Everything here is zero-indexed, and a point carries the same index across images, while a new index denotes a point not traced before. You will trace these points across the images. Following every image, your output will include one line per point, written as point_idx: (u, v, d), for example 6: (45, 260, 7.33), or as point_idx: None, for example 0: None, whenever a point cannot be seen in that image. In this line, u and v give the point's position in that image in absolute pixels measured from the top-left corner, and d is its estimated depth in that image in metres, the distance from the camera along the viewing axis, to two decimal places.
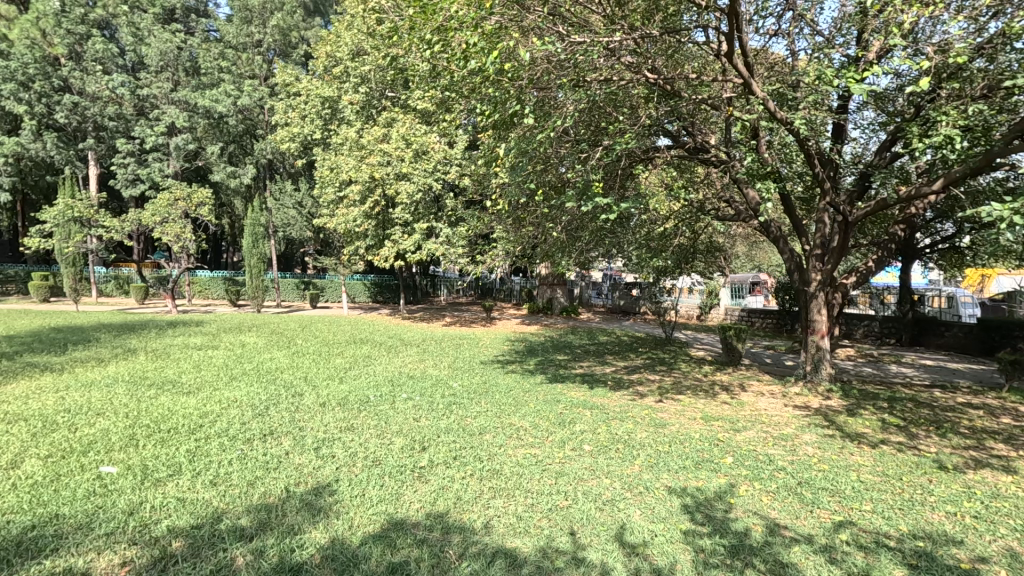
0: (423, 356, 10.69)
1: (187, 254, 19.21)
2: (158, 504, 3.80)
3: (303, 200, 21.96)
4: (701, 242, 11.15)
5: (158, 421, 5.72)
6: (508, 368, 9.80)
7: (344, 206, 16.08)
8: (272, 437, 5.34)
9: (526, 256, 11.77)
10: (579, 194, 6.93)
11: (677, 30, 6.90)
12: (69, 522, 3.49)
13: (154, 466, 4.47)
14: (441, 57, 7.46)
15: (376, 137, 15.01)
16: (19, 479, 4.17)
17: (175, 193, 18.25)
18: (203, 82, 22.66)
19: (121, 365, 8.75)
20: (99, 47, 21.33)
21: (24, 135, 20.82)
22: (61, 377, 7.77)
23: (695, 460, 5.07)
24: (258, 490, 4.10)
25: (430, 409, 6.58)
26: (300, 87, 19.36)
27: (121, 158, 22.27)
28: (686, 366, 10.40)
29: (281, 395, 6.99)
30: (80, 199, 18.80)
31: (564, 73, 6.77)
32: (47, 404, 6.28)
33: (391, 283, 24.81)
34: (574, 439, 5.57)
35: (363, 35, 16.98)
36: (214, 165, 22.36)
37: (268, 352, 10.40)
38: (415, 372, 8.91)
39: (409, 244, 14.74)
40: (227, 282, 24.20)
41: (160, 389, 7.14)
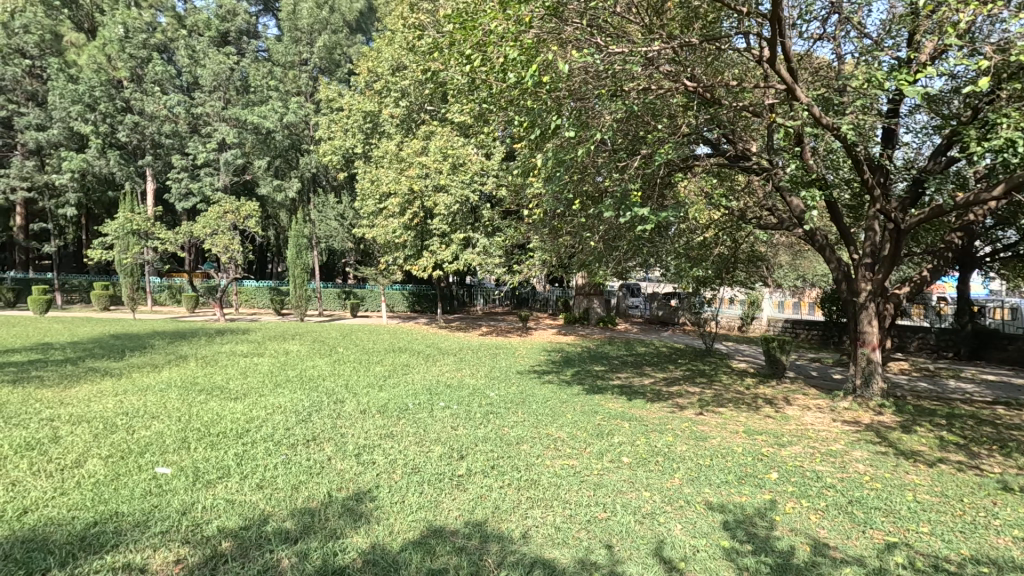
0: (460, 365, 10.78)
1: (235, 265, 19.96)
2: (209, 504, 3.95)
3: (344, 212, 22.65)
4: (742, 252, 10.87)
5: (208, 425, 5.96)
6: (545, 379, 9.78)
7: (383, 218, 16.42)
8: (315, 443, 5.47)
9: (562, 266, 11.77)
10: (616, 204, 6.89)
11: (717, 38, 6.82)
12: (128, 520, 3.67)
13: (204, 468, 4.65)
14: (479, 71, 7.60)
15: (415, 151, 15.37)
16: (83, 477, 4.41)
17: (224, 206, 19.03)
18: (252, 99, 23.86)
19: (174, 371, 9.15)
20: (158, 70, 22.67)
21: (89, 153, 22.13)
22: (121, 382, 8.18)
23: (737, 475, 4.94)
24: (302, 494, 4.21)
25: (467, 417, 6.63)
26: (342, 102, 19.96)
27: (176, 173, 23.39)
28: (727, 379, 10.14)
29: (323, 402, 7.17)
30: (138, 213, 19.79)
31: (602, 84, 6.78)
32: (107, 407, 6.63)
33: (429, 293, 25.17)
34: (612, 451, 5.51)
35: (403, 51, 17.40)
36: (261, 180, 23.36)
37: (311, 359, 10.70)
38: (452, 381, 8.98)
39: (446, 255, 14.98)
40: (272, 292, 25.04)
41: (210, 395, 7.43)
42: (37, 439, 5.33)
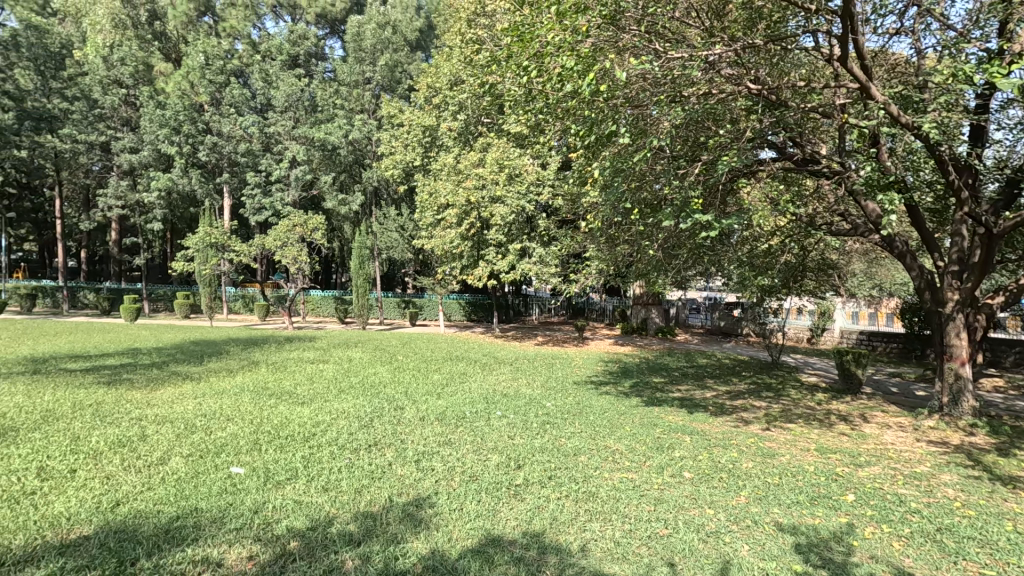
0: (516, 375, 10.77)
1: (302, 276, 20.94)
2: (278, 504, 4.14)
3: (404, 224, 23.41)
4: (811, 260, 10.33)
5: (278, 428, 6.26)
6: (602, 390, 9.58)
7: (441, 228, 16.76)
8: (376, 448, 5.63)
9: (619, 275, 11.60)
10: (676, 212, 6.73)
11: (783, 37, 6.59)
12: (205, 516, 3.89)
13: (275, 469, 4.88)
14: (536, 81, 7.65)
15: (472, 163, 15.63)
16: (167, 473, 4.73)
17: (293, 219, 20.02)
18: (319, 118, 25.04)
19: (247, 376, 9.69)
20: (235, 94, 24.25)
21: (175, 172, 23.91)
22: (200, 386, 8.73)
23: (809, 495, 4.67)
24: (365, 497, 4.34)
25: (523, 427, 6.64)
26: (403, 118, 20.63)
27: (250, 190, 24.81)
28: (796, 393, 9.63)
29: (384, 409, 7.37)
30: (216, 227, 21.14)
31: (660, 90, 6.68)
32: (188, 409, 7.08)
33: (485, 302, 25.45)
34: (673, 466, 5.34)
35: (461, 65, 17.81)
36: (327, 194, 24.44)
37: (372, 367, 11.01)
38: (508, 391, 9.00)
39: (503, 265, 15.09)
40: (336, 301, 26.04)
41: (279, 399, 7.80)
42: (128, 437, 5.77)
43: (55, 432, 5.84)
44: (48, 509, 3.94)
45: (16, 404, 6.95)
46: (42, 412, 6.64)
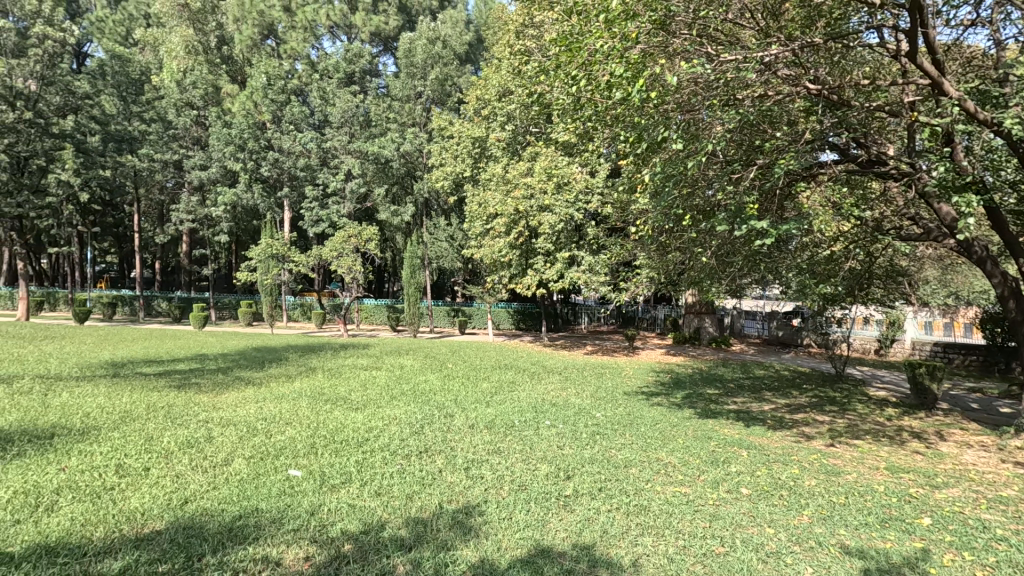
0: (565, 384, 10.69)
1: (357, 285, 21.61)
2: (334, 507, 4.26)
3: (454, 233, 24.42)
4: (878, 267, 9.77)
5: (333, 433, 6.46)
6: (654, 401, 9.36)
7: (490, 237, 16.91)
8: (427, 455, 5.71)
9: (671, 283, 11.34)
10: (730, 218, 6.53)
11: (844, 34, 6.32)
12: (266, 516, 4.06)
13: (330, 473, 5.03)
14: (584, 90, 7.64)
15: (520, 172, 15.73)
16: (231, 474, 4.97)
17: (348, 230, 20.71)
18: (373, 132, 25.87)
19: (305, 381, 10.05)
20: (295, 112, 25.40)
21: (240, 187, 25.24)
22: (261, 390, 9.12)
23: (880, 517, 4.38)
24: (416, 503, 4.41)
25: (573, 437, 6.57)
26: (453, 130, 21.02)
27: (308, 203, 25.71)
28: (864, 408, 9.09)
29: (435, 416, 7.48)
30: (277, 238, 22.13)
31: (713, 94, 6.53)
32: (250, 413, 7.42)
33: (533, 311, 25.46)
34: (729, 481, 5.14)
35: (509, 76, 18.00)
36: (380, 206, 25.17)
37: (423, 374, 11.20)
38: (557, 400, 8.93)
39: (551, 274, 15.15)
40: (389, 310, 26.70)
41: (335, 405, 8.05)
42: (196, 438, 6.10)
43: (131, 432, 6.24)
44: (125, 504, 4.20)
45: (98, 406, 7.48)
46: (121, 413, 7.11)
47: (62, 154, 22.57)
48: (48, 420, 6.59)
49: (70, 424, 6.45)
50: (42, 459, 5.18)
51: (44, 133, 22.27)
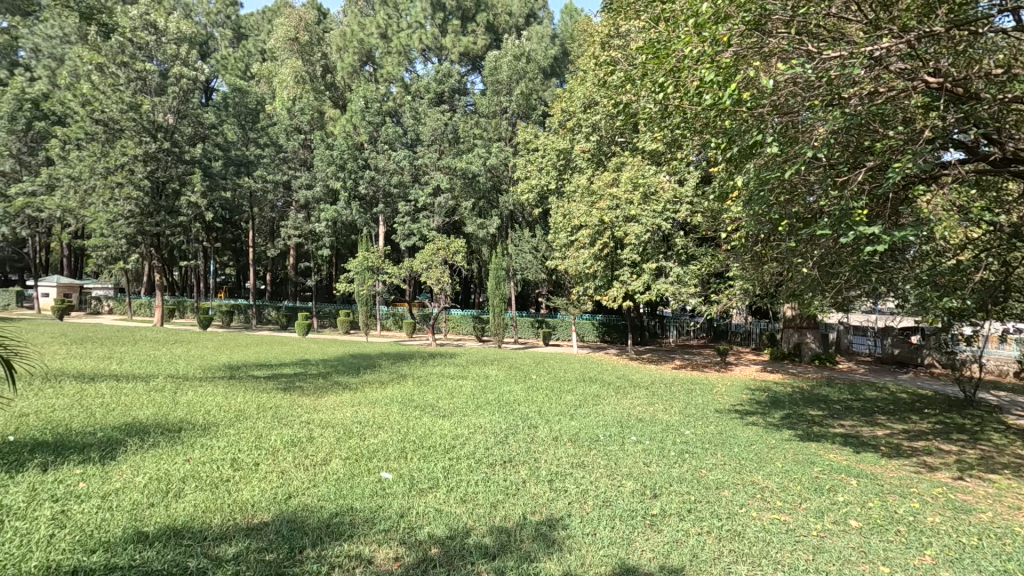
0: (652, 399, 10.36)
1: (445, 296, 22.33)
2: (421, 511, 4.40)
3: (538, 244, 24.54)
4: (1017, 279, 8.60)
5: (422, 439, 6.70)
6: (748, 421, 8.82)
7: (575, 249, 16.82)
8: (512, 465, 5.76)
9: (768, 295, 10.67)
10: (834, 224, 6.06)
11: (972, 21, 5.70)
12: (359, 515, 4.27)
13: (419, 477, 5.22)
14: (672, 97, 7.47)
15: (606, 183, 15.59)
16: (330, 473, 5.29)
17: (437, 243, 21.49)
18: (461, 149, 26.73)
19: (396, 388, 10.51)
20: (390, 132, 26.83)
21: (340, 205, 27.01)
22: (356, 395, 9.65)
23: (1022, 564, 3.82)
24: (499, 512, 4.44)
25: (660, 454, 6.34)
26: (538, 143, 21.26)
27: (401, 217, 26.87)
28: (1000, 438, 8.01)
29: (519, 426, 7.54)
30: (372, 252, 23.41)
31: (814, 94, 6.14)
32: (347, 416, 7.89)
33: (619, 323, 24.98)
34: (836, 511, 4.72)
35: (595, 88, 17.94)
36: (468, 219, 25.94)
37: (507, 385, 11.33)
38: (643, 416, 8.67)
39: (637, 285, 14.81)
40: (475, 320, 27.31)
41: (424, 412, 8.36)
42: (299, 437, 6.57)
43: (244, 429, 6.85)
44: (238, 495, 4.61)
45: (217, 403, 8.30)
46: (236, 411, 7.82)
47: (191, 178, 25.38)
48: (177, 415, 7.41)
49: (194, 420, 7.19)
50: (172, 449, 5.82)
51: (178, 160, 25.17)
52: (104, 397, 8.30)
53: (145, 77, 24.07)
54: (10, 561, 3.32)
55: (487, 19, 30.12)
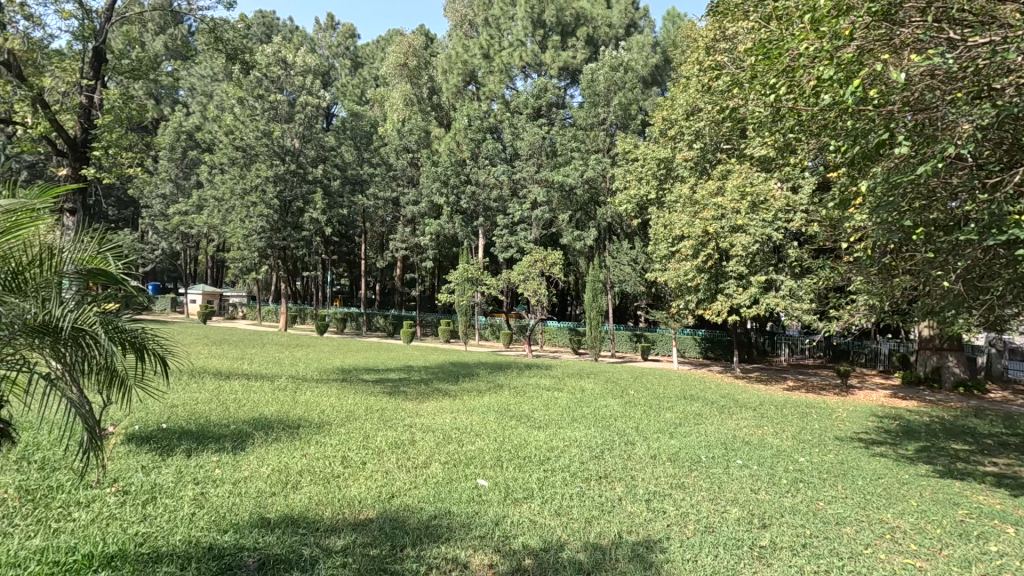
0: (762, 422, 9.66)
1: (541, 307, 22.46)
2: (516, 520, 4.43)
3: (637, 257, 24.07)
4: None
5: (517, 448, 6.77)
6: (875, 451, 7.93)
7: (676, 260, 16.17)
8: (607, 481, 5.64)
9: (899, 313, 9.58)
10: (982, 231, 5.34)
11: None
12: (457, 520, 4.38)
13: (514, 486, 5.27)
14: (785, 99, 7.03)
15: (709, 192, 14.94)
16: (430, 476, 5.50)
17: (534, 255, 21.73)
18: (559, 161, 26.75)
19: (493, 397, 10.72)
20: (490, 147, 27.58)
21: (442, 219, 28.17)
22: (455, 402, 9.97)
23: None
24: (595, 529, 4.36)
25: (770, 481, 5.89)
26: (637, 153, 20.83)
27: (499, 230, 27.47)
28: None
29: (615, 441, 7.37)
30: (472, 263, 24.09)
31: (955, 87, 5.49)
32: (446, 421, 8.19)
33: (723, 339, 23.66)
34: (987, 562, 4.09)
35: (698, 94, 17.29)
36: (565, 231, 26.01)
37: (604, 399, 11.13)
38: (751, 438, 8.10)
39: (744, 299, 13.97)
40: (571, 332, 27.19)
41: (519, 421, 8.45)
42: (403, 440, 6.89)
43: (353, 429, 7.34)
44: (347, 490, 4.94)
45: (330, 404, 8.97)
46: (347, 412, 8.39)
47: (313, 197, 27.82)
48: (297, 413, 8.11)
49: (311, 418, 7.84)
50: (291, 444, 6.37)
51: (302, 180, 27.71)
52: (237, 393, 9.29)
53: (277, 107, 26.87)
54: (161, 533, 3.80)
55: (587, 32, 30.30)
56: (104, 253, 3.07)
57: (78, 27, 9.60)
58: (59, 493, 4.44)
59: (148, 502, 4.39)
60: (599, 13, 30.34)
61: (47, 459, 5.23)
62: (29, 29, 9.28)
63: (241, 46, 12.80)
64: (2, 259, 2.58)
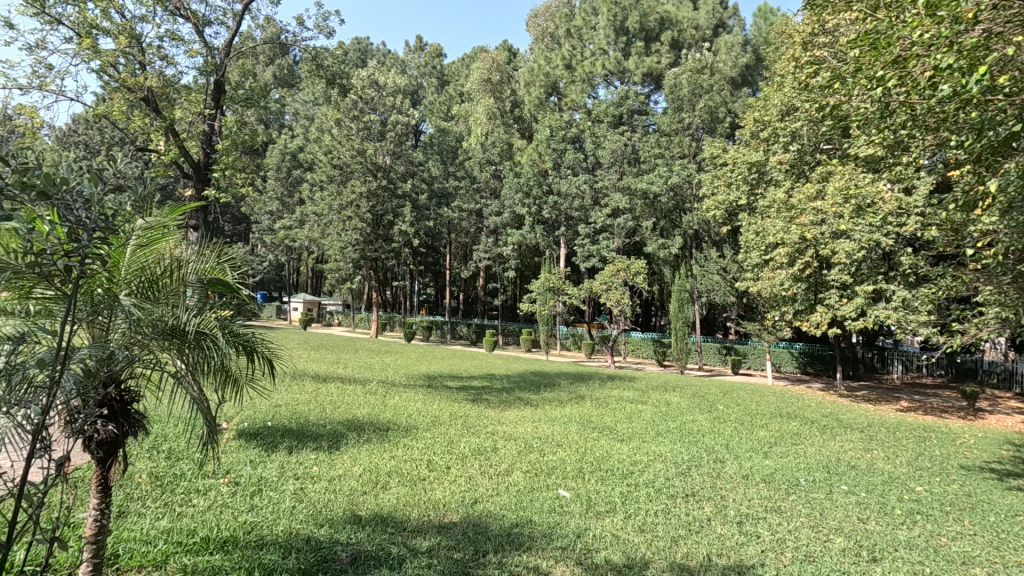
0: (871, 445, 8.81)
1: (624, 318, 22.00)
2: (599, 534, 4.35)
3: (727, 266, 23.03)
4: None
5: (599, 461, 6.65)
6: (1012, 484, 6.97)
7: (770, 269, 15.24)
8: (694, 499, 5.39)
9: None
10: None
11: None
12: (538, 529, 4.38)
13: (596, 499, 5.18)
14: (895, 92, 6.46)
15: (807, 196, 14.02)
16: (511, 484, 5.53)
17: (617, 264, 21.36)
18: (642, 169, 26.03)
19: (575, 408, 10.60)
20: (571, 157, 27.51)
21: (524, 229, 28.44)
22: (537, 412, 9.97)
23: None
24: (681, 549, 4.18)
25: (881, 511, 5.36)
26: (726, 157, 19.94)
27: (581, 240, 27.24)
28: None
29: (702, 459, 7.03)
30: (553, 273, 24.11)
31: None
32: (528, 430, 8.22)
33: (825, 353, 21.95)
34: None
35: (794, 92, 16.28)
36: (649, 239, 25.38)
37: (690, 414, 10.67)
38: (858, 463, 7.42)
39: (849, 310, 12.89)
40: (656, 344, 26.40)
41: (602, 433, 8.31)
42: (485, 447, 7.01)
43: (438, 434, 7.56)
44: (432, 494, 5.08)
45: (417, 409, 9.30)
46: (431, 417, 8.65)
47: (403, 210, 29.17)
48: (385, 416, 8.49)
49: (399, 422, 8.17)
50: (381, 446, 6.68)
51: (392, 195, 29.14)
52: (332, 396, 9.88)
53: (370, 126, 28.51)
54: (265, 524, 4.11)
55: (672, 36, 29.61)
56: (222, 264, 3.45)
57: (202, 63, 10.76)
58: (181, 480, 4.94)
59: (255, 494, 4.77)
60: (685, 15, 29.56)
61: (173, 449, 5.85)
62: (163, 68, 10.48)
63: (338, 71, 13.77)
64: (141, 269, 2.93)
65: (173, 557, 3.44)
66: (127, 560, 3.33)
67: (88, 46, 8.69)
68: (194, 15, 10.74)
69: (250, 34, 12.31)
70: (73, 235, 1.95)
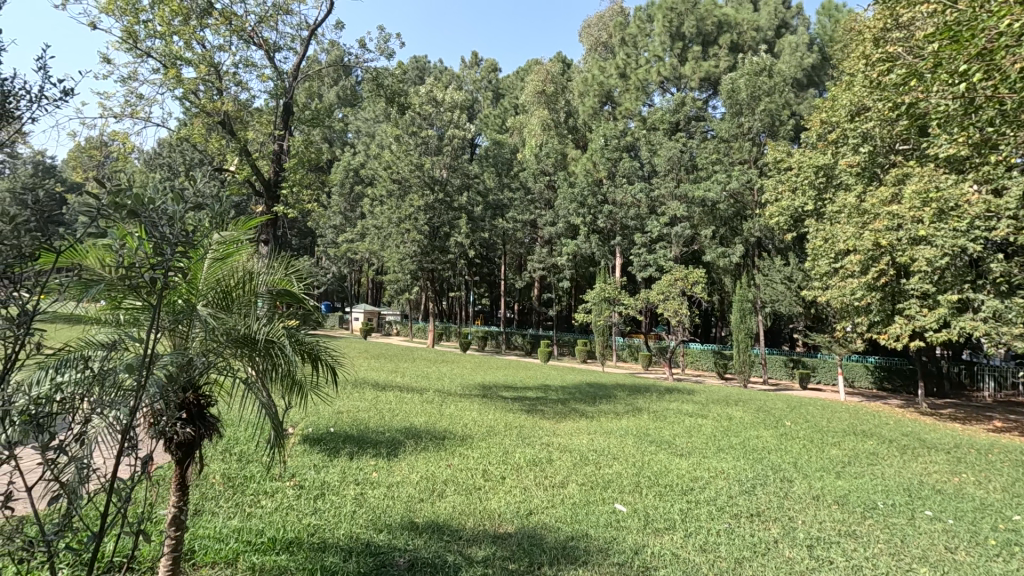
0: (959, 468, 8.11)
1: (682, 328, 21.38)
2: (657, 551, 4.23)
3: (792, 274, 22.01)
4: None
5: (657, 475, 6.46)
6: None
7: (841, 278, 14.43)
8: (760, 519, 5.14)
9: None
10: None
11: None
12: (594, 543, 4.31)
13: (654, 515, 5.03)
14: (982, 85, 5.98)
15: (881, 200, 13.27)
16: (566, 497, 5.46)
17: (675, 273, 20.82)
18: (700, 176, 25.38)
19: (631, 421, 10.35)
20: (626, 165, 27.09)
21: (579, 239, 28.25)
22: (592, 424, 9.80)
23: None
24: (747, 571, 3.99)
25: (971, 540, 4.92)
26: (790, 161, 19.03)
27: (637, 249, 26.74)
28: None
29: (769, 477, 6.69)
30: (609, 283, 23.77)
31: None
32: (583, 442, 8.15)
33: (903, 367, 20.52)
34: None
35: (866, 90, 15.45)
36: (708, 247, 24.63)
37: (755, 429, 10.17)
38: (945, 487, 6.84)
39: (930, 321, 11.99)
40: (716, 355, 25.46)
41: (660, 447, 8.09)
42: (540, 458, 6.97)
43: (493, 444, 7.60)
44: (487, 503, 5.10)
45: (472, 418, 9.38)
46: (486, 427, 8.69)
47: (459, 222, 29.72)
48: (440, 425, 8.62)
49: (455, 430, 8.27)
50: (437, 454, 6.78)
51: (448, 208, 29.77)
52: (389, 403, 10.14)
53: (428, 141, 29.20)
54: (328, 527, 4.25)
55: (731, 39, 28.88)
56: (288, 276, 3.70)
57: (273, 87, 11.42)
58: (251, 482, 5.20)
59: (318, 497, 4.96)
60: (744, 17, 28.76)
61: (243, 452, 6.17)
62: (238, 92, 11.21)
63: (397, 89, 14.24)
64: (217, 282, 3.14)
65: (243, 555, 3.61)
66: (201, 556, 3.54)
67: (173, 76, 9.44)
68: (266, 42, 11.45)
69: (315, 57, 12.96)
70: (158, 248, 2.07)
